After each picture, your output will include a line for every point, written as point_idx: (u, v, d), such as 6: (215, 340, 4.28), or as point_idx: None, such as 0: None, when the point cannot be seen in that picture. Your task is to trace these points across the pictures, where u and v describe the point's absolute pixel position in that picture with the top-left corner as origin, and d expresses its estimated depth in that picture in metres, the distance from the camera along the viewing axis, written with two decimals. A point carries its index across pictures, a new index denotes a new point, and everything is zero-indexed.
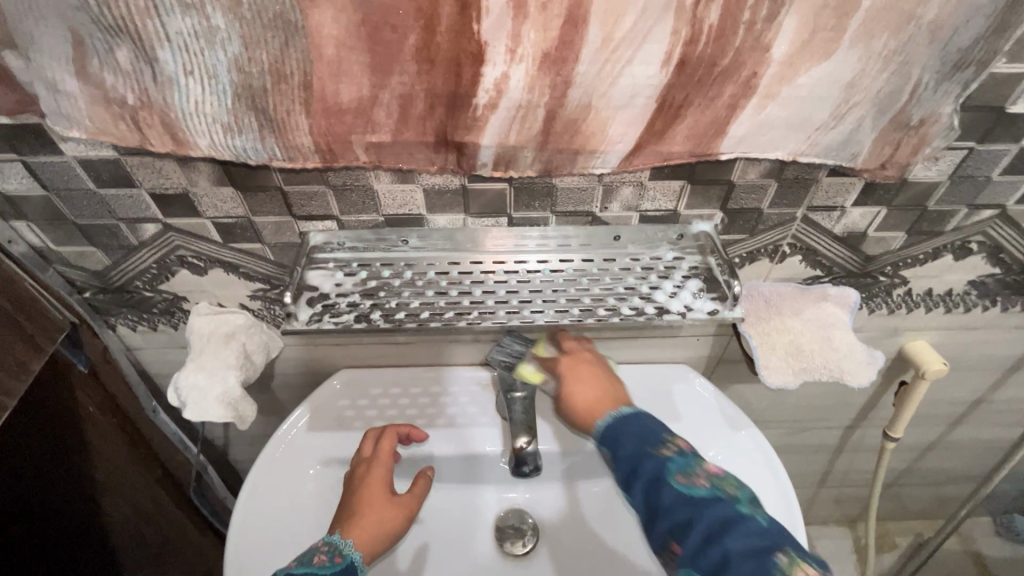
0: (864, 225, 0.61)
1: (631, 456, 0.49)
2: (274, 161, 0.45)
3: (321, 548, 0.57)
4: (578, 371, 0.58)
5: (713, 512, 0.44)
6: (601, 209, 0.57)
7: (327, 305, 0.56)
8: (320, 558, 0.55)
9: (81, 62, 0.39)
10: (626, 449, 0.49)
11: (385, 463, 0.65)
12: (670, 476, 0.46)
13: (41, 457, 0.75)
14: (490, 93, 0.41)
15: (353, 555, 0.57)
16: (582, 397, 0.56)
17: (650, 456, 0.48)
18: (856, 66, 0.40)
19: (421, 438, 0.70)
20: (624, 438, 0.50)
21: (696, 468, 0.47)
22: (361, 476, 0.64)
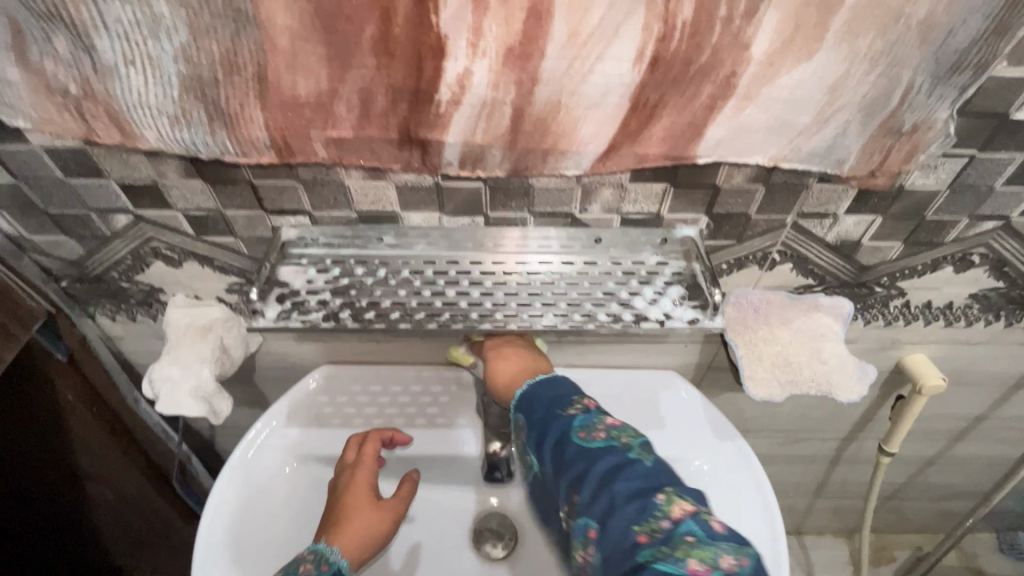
0: (857, 234, 0.58)
1: (541, 418, 0.49)
2: (226, 155, 0.44)
3: (307, 556, 0.54)
4: (504, 348, 0.60)
5: (609, 460, 0.44)
6: (580, 210, 0.55)
7: (296, 303, 0.54)
8: (306, 567, 0.53)
9: (19, 49, 0.38)
10: (538, 411, 0.50)
11: (370, 467, 0.63)
12: (572, 432, 0.46)
13: (23, 443, 0.75)
14: (453, 89, 0.39)
15: (340, 562, 0.55)
16: (503, 373, 0.57)
17: (556, 417, 0.48)
18: (839, 65, 0.38)
19: (404, 442, 0.69)
20: (536, 403, 0.51)
21: (597, 421, 0.47)
22: (345, 482, 0.62)
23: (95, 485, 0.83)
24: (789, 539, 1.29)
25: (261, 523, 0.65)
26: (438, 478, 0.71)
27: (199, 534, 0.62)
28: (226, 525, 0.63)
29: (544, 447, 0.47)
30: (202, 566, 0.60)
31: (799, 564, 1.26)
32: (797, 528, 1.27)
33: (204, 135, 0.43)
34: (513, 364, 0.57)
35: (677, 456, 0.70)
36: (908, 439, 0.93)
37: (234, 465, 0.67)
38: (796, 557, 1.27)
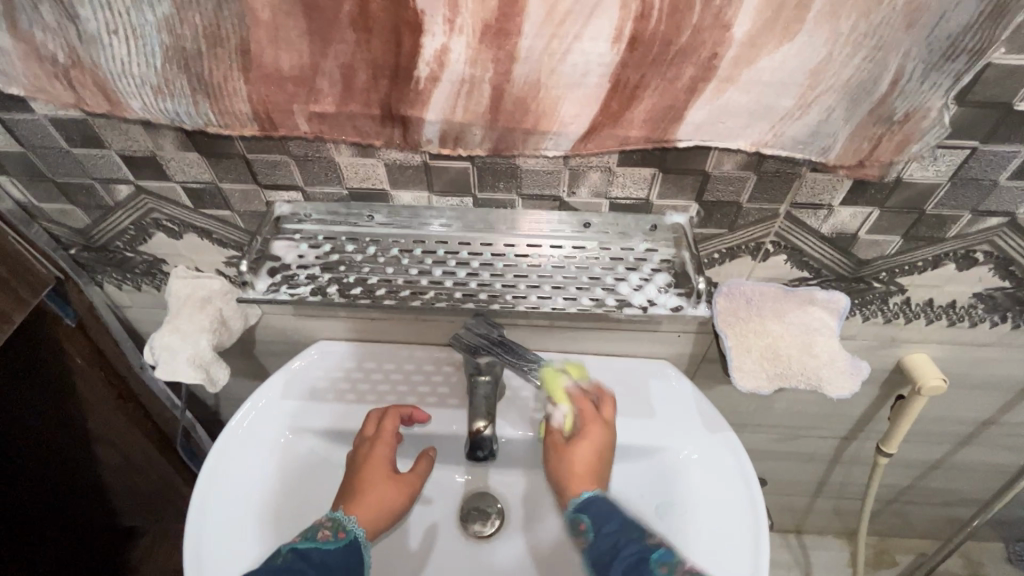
0: (854, 226, 0.56)
1: (615, 539, 0.49)
2: (209, 126, 0.48)
3: (325, 523, 0.55)
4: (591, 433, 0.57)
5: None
6: (568, 193, 0.54)
7: (288, 276, 0.57)
8: (324, 533, 0.53)
9: (11, 18, 0.42)
10: (610, 529, 0.50)
11: (388, 443, 0.61)
12: (651, 565, 0.46)
13: (37, 401, 0.79)
14: (431, 65, 0.42)
15: (356, 531, 0.55)
16: (582, 462, 0.55)
17: (633, 541, 0.48)
18: (822, 49, 0.40)
19: (423, 420, 0.67)
20: (610, 521, 0.50)
21: (677, 561, 0.46)
22: (363, 455, 0.61)
23: (104, 446, 0.87)
24: (789, 538, 1.28)
25: (252, 499, 0.65)
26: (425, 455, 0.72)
27: (186, 529, 0.62)
28: (212, 516, 0.63)
29: (615, 570, 0.47)
30: (192, 539, 0.61)
31: (797, 563, 1.25)
32: (797, 527, 1.26)
33: (187, 106, 0.47)
34: (598, 469, 0.56)
35: (665, 445, 0.69)
36: (910, 441, 0.91)
37: (231, 430, 0.69)
38: (794, 554, 1.26)
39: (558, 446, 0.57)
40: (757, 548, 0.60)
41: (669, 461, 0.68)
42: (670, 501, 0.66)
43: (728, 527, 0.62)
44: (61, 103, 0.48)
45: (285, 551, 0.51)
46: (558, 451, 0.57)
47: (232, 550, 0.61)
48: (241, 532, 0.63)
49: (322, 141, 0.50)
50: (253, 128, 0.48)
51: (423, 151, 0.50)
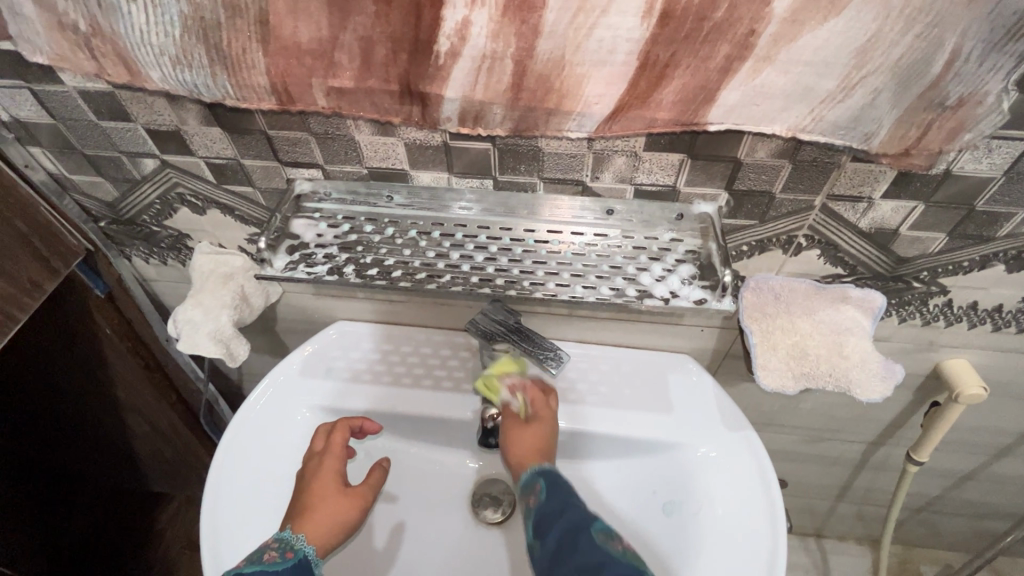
0: (895, 221, 0.53)
1: (565, 500, 0.53)
2: (226, 98, 0.49)
3: (271, 544, 0.54)
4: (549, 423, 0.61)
5: (624, 567, 0.46)
6: (591, 178, 0.52)
7: (305, 254, 0.57)
8: (270, 555, 0.52)
9: None
10: (563, 491, 0.54)
11: (337, 455, 0.61)
12: (592, 528, 0.50)
13: (68, 367, 0.82)
14: (452, 39, 0.41)
15: (306, 550, 0.54)
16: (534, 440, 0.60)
17: (580, 509, 0.52)
18: (870, 23, 0.37)
19: (376, 430, 0.67)
20: (564, 486, 0.55)
21: (616, 534, 0.50)
22: (312, 470, 0.60)
23: (131, 415, 0.90)
24: (808, 541, 1.25)
25: (269, 468, 0.66)
26: (438, 439, 0.72)
27: (200, 509, 0.62)
28: (225, 496, 0.63)
29: (557, 526, 0.50)
30: (209, 501, 0.63)
31: (815, 567, 1.23)
32: (816, 530, 1.23)
33: (204, 78, 0.47)
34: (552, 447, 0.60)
35: (684, 442, 0.67)
36: (943, 451, 0.87)
37: (251, 400, 0.70)
38: (813, 558, 1.23)
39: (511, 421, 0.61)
40: (774, 555, 0.58)
41: (689, 458, 0.66)
42: (682, 499, 0.64)
43: (743, 525, 0.60)
44: (89, 75, 0.49)
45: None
46: (511, 426, 0.61)
47: (245, 529, 0.62)
48: (253, 511, 0.63)
49: (340, 116, 0.49)
50: (270, 102, 0.48)
51: (443, 130, 0.49)
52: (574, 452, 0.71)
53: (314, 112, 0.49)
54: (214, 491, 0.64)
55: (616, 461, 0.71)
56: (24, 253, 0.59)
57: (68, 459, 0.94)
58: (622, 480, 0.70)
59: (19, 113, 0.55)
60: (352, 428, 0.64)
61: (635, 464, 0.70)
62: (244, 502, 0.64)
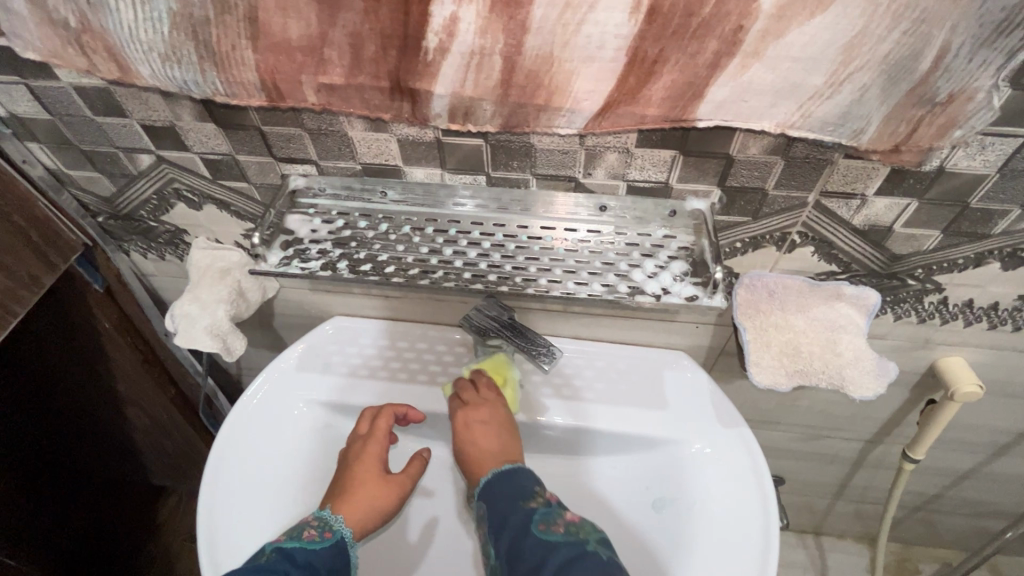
0: (889, 219, 0.53)
1: (505, 507, 0.54)
2: (217, 95, 0.49)
3: (311, 522, 0.56)
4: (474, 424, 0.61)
5: (569, 552, 0.48)
6: (583, 174, 0.52)
7: (299, 250, 0.57)
8: (309, 533, 0.55)
9: None
10: (500, 499, 0.55)
11: (381, 441, 0.63)
12: (532, 524, 0.51)
13: (69, 361, 0.83)
14: (440, 35, 0.41)
15: (344, 532, 0.56)
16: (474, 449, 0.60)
17: (519, 508, 0.53)
18: (859, 20, 0.37)
19: (418, 420, 0.67)
20: (500, 492, 0.55)
21: (556, 517, 0.52)
22: (356, 452, 0.63)
23: (132, 408, 0.91)
24: (806, 538, 1.25)
25: (266, 461, 0.67)
26: (434, 434, 0.73)
27: (198, 501, 0.63)
28: (223, 490, 0.64)
29: (503, 536, 0.52)
30: (207, 492, 0.64)
31: (813, 564, 1.23)
32: (815, 528, 1.23)
33: (195, 74, 0.47)
34: (488, 447, 0.59)
35: (678, 438, 0.67)
36: (941, 449, 0.87)
37: (250, 393, 0.71)
38: (811, 555, 1.24)
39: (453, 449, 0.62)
40: (766, 552, 0.58)
41: (682, 454, 0.67)
42: (675, 495, 0.65)
43: (735, 523, 0.60)
44: (84, 71, 0.49)
45: (270, 550, 0.53)
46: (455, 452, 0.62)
47: (244, 521, 0.63)
48: (251, 502, 0.64)
49: (331, 112, 0.49)
50: (262, 98, 0.48)
51: (433, 127, 0.49)
52: (568, 447, 0.71)
53: (305, 109, 0.49)
54: (213, 481, 0.64)
55: (609, 458, 0.71)
56: (23, 248, 0.59)
57: (69, 459, 0.93)
58: (617, 475, 0.70)
59: (15, 108, 0.55)
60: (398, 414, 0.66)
61: (626, 461, 0.70)
62: (241, 494, 0.64)
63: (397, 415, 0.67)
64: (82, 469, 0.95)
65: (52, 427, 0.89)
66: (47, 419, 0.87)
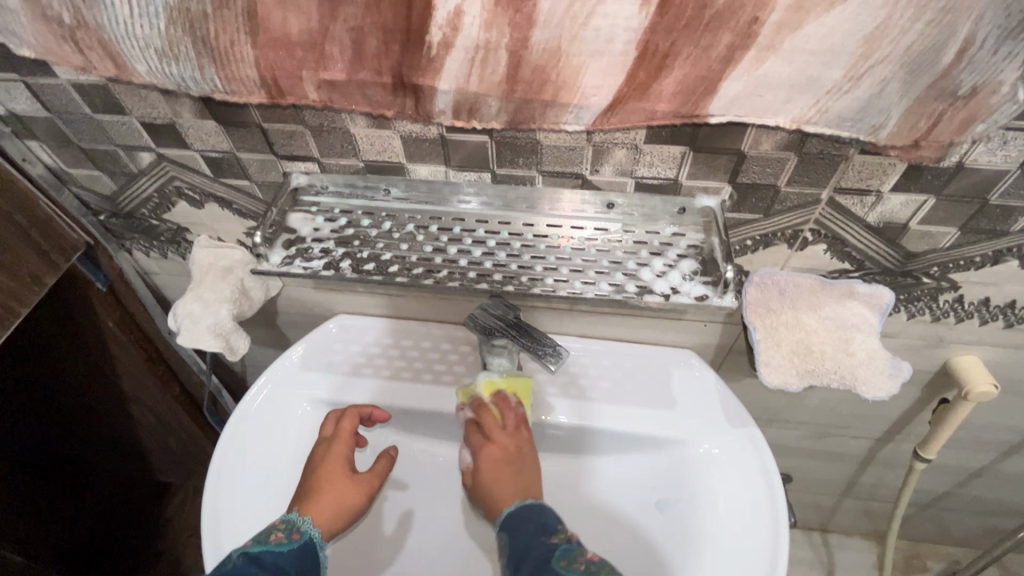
0: (904, 216, 0.52)
1: (526, 543, 0.51)
2: (215, 92, 0.48)
3: (278, 525, 0.55)
4: (495, 463, 0.59)
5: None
6: (591, 171, 0.51)
7: (301, 249, 0.56)
8: (276, 536, 0.53)
9: None
10: (524, 535, 0.52)
11: (346, 443, 0.62)
12: (553, 560, 0.48)
13: (72, 360, 0.83)
14: (444, 29, 0.40)
15: (312, 532, 0.55)
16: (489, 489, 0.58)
17: (541, 542, 0.51)
18: (879, 10, 0.36)
19: (384, 420, 0.67)
20: (522, 528, 0.53)
21: (579, 553, 0.49)
22: (321, 455, 0.62)
23: (136, 406, 0.91)
24: (813, 536, 1.24)
25: (271, 460, 0.67)
26: (437, 433, 0.73)
27: (202, 502, 0.63)
28: (226, 490, 0.64)
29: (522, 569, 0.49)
30: (212, 491, 0.64)
31: (819, 561, 1.22)
32: (822, 525, 1.22)
33: (192, 71, 0.46)
34: (509, 480, 0.58)
35: (684, 438, 0.66)
36: (952, 448, 0.85)
37: (255, 390, 0.71)
38: (817, 552, 1.23)
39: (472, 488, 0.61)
40: (774, 555, 0.57)
41: (688, 454, 0.66)
42: (679, 497, 0.64)
43: (743, 527, 0.59)
44: (81, 68, 0.48)
45: (235, 556, 0.50)
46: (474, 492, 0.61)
47: (247, 521, 0.62)
48: (255, 502, 0.64)
49: (331, 109, 0.48)
50: (261, 95, 0.47)
51: (436, 123, 0.48)
52: (573, 446, 0.71)
53: (306, 106, 0.48)
54: (217, 480, 0.64)
55: (610, 457, 0.70)
56: (23, 247, 0.59)
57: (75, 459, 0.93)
58: (622, 475, 0.69)
59: (15, 106, 0.55)
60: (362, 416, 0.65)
61: (629, 460, 0.69)
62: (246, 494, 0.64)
63: (360, 417, 0.66)
64: (89, 466, 0.96)
65: (58, 425, 0.89)
66: (53, 417, 0.88)
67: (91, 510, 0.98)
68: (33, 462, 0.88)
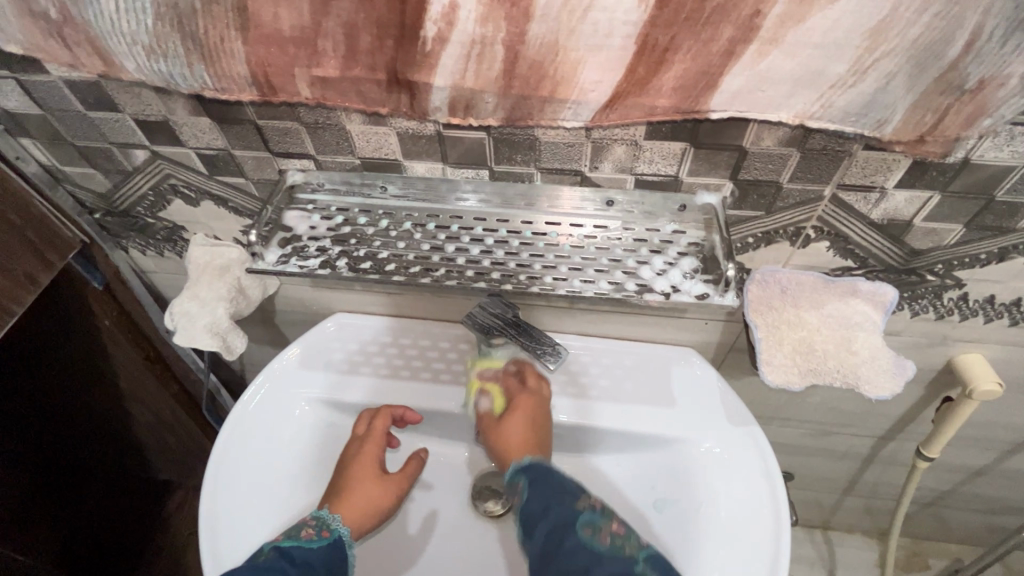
0: (909, 213, 0.51)
1: (549, 497, 0.50)
2: (206, 90, 0.47)
3: (310, 521, 0.56)
4: (529, 411, 0.59)
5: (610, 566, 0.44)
6: (590, 168, 0.50)
7: (297, 247, 0.56)
8: (308, 532, 0.55)
9: None
10: (546, 488, 0.51)
11: (379, 443, 0.63)
12: (577, 526, 0.47)
13: (70, 359, 0.83)
14: (439, 24, 0.39)
15: (341, 530, 0.57)
16: (512, 433, 0.57)
17: (565, 503, 0.49)
18: (884, 2, 0.35)
19: (416, 421, 0.67)
20: (546, 480, 0.51)
21: (605, 525, 0.47)
22: (353, 454, 0.63)
23: (135, 405, 0.91)
24: (814, 534, 1.24)
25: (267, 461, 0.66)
26: (438, 433, 0.72)
27: (200, 502, 0.62)
28: (224, 491, 0.63)
29: (541, 528, 0.48)
30: (208, 491, 0.63)
31: (820, 559, 1.22)
32: (823, 523, 1.21)
33: (182, 68, 0.45)
34: (535, 435, 0.58)
35: (686, 435, 0.65)
36: (954, 446, 0.85)
37: (253, 390, 0.70)
38: (819, 550, 1.22)
39: (490, 424, 0.59)
40: (776, 554, 0.57)
41: (689, 452, 0.65)
42: (677, 496, 0.63)
43: (743, 526, 0.59)
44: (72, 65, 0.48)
45: (268, 550, 0.53)
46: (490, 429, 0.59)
47: (243, 522, 0.62)
48: (251, 503, 0.63)
49: (324, 106, 0.47)
50: (252, 92, 0.47)
51: (432, 120, 0.47)
52: (569, 445, 0.70)
53: (298, 103, 0.47)
54: (213, 480, 0.64)
55: (609, 456, 0.70)
56: (18, 245, 0.58)
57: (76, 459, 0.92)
58: (621, 474, 0.69)
59: (6, 103, 0.54)
60: (394, 416, 0.66)
61: (629, 459, 0.69)
62: (241, 494, 0.64)
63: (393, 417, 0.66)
64: (90, 464, 0.95)
65: (56, 426, 0.87)
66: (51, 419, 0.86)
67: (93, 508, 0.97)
68: (33, 464, 0.86)
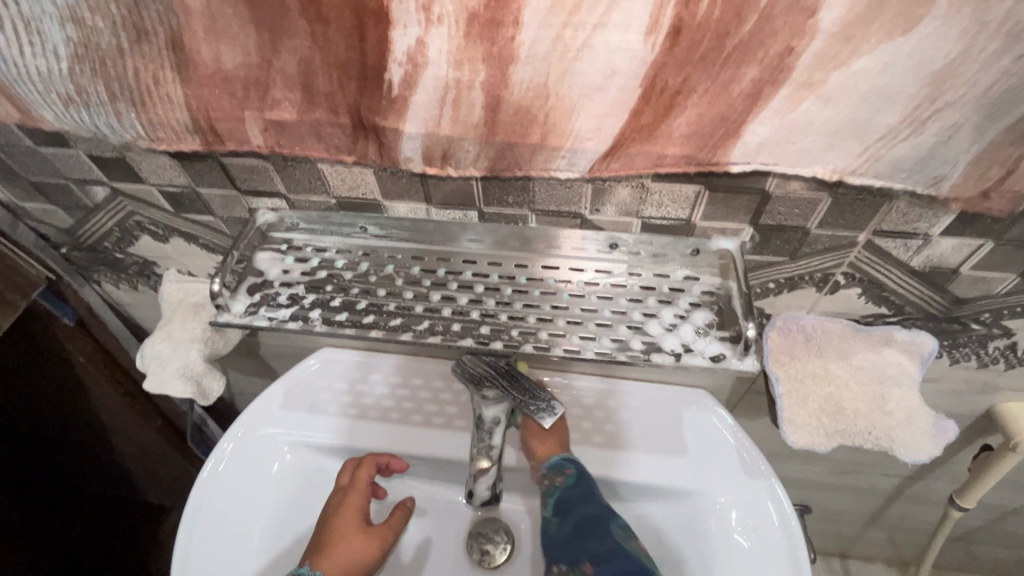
0: (955, 260, 0.44)
1: (590, 491, 0.54)
2: (139, 138, 0.43)
3: None
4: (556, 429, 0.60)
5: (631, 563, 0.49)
6: (591, 211, 0.45)
7: (266, 295, 0.49)
8: None
9: None
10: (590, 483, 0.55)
11: (361, 493, 0.59)
12: (612, 523, 0.52)
13: (47, 396, 0.78)
14: (406, 64, 0.34)
15: None
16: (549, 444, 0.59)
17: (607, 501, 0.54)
18: (938, 42, 0.29)
19: (400, 468, 0.63)
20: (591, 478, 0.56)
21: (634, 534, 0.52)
22: (335, 505, 0.59)
23: (119, 439, 0.86)
24: (831, 562, 1.18)
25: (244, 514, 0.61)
26: (425, 477, 0.67)
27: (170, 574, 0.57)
28: (196, 552, 0.58)
29: (580, 509, 0.53)
30: (181, 548, 0.58)
31: None
32: (841, 551, 1.15)
33: (108, 116, 0.41)
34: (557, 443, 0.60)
35: (695, 488, 0.59)
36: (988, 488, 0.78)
37: (230, 436, 0.64)
38: None
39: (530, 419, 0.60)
40: None
41: (698, 506, 0.59)
42: (691, 557, 0.58)
43: None
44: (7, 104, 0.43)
45: None
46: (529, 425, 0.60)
47: None
48: (224, 562, 0.58)
49: (271, 153, 0.43)
50: (195, 141, 0.42)
51: (397, 166, 0.42)
52: None
53: (252, 151, 0.43)
54: (187, 533, 0.59)
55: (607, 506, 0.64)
56: None
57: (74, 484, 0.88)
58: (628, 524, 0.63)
59: None
60: (379, 464, 0.62)
61: (627, 511, 0.63)
62: (216, 548, 0.59)
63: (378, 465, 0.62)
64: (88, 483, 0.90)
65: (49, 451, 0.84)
66: None
67: (87, 523, 0.91)
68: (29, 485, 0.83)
